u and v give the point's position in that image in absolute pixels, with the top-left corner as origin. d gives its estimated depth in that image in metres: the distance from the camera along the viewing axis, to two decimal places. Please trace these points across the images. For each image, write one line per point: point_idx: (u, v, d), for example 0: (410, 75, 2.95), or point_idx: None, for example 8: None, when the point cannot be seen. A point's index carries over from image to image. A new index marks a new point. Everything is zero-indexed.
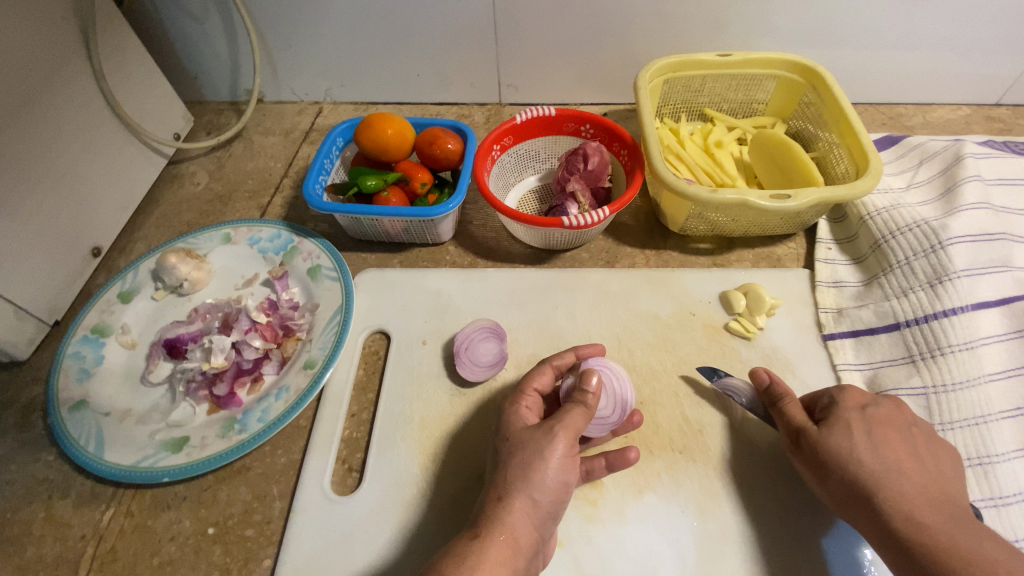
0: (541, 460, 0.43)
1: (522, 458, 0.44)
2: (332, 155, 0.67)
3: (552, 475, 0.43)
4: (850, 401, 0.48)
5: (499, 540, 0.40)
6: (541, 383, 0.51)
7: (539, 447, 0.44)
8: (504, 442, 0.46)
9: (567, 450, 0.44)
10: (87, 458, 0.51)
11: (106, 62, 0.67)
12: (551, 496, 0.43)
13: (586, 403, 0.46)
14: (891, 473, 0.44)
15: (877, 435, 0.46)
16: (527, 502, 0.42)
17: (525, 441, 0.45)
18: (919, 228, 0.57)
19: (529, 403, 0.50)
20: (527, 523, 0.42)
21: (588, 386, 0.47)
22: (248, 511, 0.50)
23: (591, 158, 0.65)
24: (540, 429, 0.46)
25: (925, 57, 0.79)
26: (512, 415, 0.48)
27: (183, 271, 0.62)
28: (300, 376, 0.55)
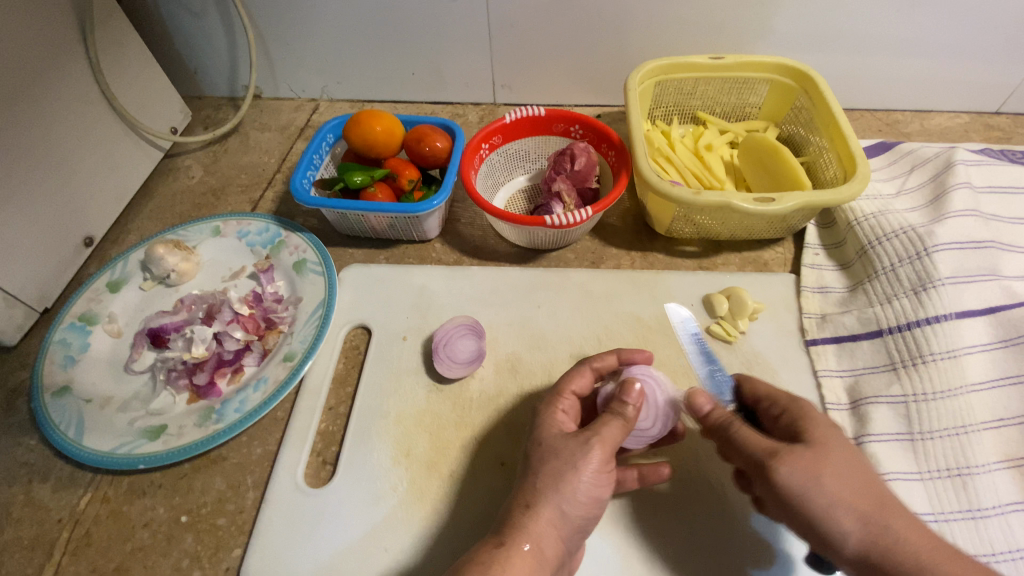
0: (572, 471, 0.43)
1: (553, 468, 0.43)
2: (322, 150, 0.68)
3: (584, 488, 0.43)
4: (818, 413, 0.43)
5: (524, 552, 0.40)
6: (579, 386, 0.50)
7: (574, 459, 0.43)
8: (534, 448, 0.46)
9: (602, 464, 0.43)
10: (66, 443, 0.52)
11: (104, 56, 0.68)
12: (580, 508, 0.43)
13: (625, 416, 0.46)
14: (890, 498, 0.39)
15: (859, 451, 0.41)
16: (554, 513, 0.42)
17: (558, 449, 0.44)
18: (905, 235, 0.56)
19: (566, 408, 0.49)
20: (554, 535, 0.42)
21: (629, 398, 0.46)
22: (221, 501, 0.50)
23: (578, 158, 0.65)
24: (575, 439, 0.45)
25: (923, 63, 0.78)
26: (547, 419, 0.48)
27: (171, 262, 0.63)
28: (279, 368, 0.56)
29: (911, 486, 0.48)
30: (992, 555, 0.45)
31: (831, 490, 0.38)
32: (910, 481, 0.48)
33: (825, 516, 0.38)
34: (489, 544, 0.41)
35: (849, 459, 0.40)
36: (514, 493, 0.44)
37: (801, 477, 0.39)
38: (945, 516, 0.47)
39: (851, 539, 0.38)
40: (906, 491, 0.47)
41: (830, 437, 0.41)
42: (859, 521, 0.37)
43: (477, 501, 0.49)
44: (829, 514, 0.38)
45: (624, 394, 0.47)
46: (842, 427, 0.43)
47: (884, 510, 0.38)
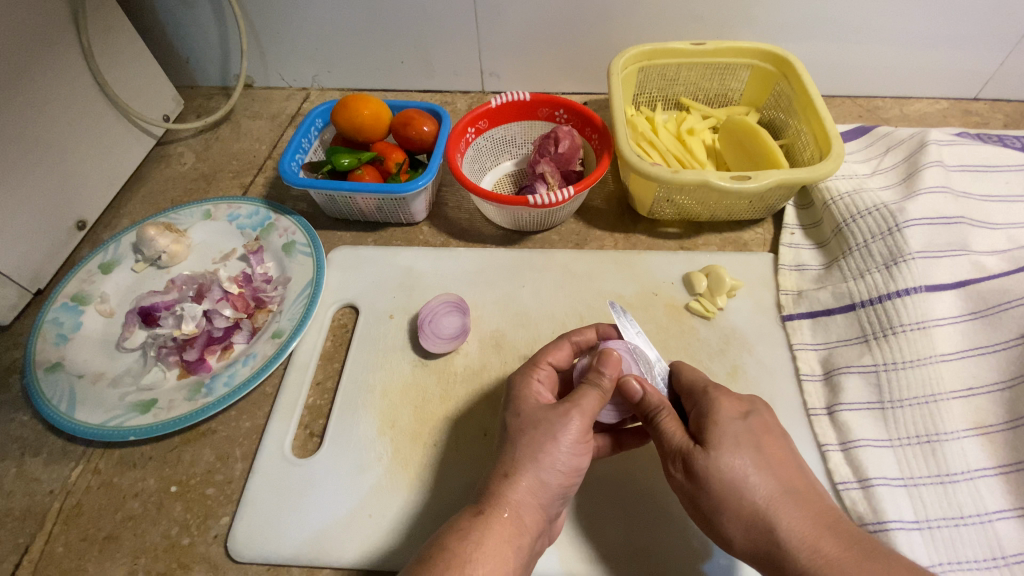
0: (551, 441, 0.43)
1: (533, 437, 0.44)
2: (311, 135, 0.69)
3: (564, 458, 0.44)
4: (728, 407, 0.45)
5: (505, 518, 0.41)
6: (556, 357, 0.52)
7: (553, 428, 0.44)
8: (514, 418, 0.46)
9: (580, 434, 0.44)
10: (58, 416, 0.53)
11: (96, 42, 0.70)
12: (559, 477, 0.44)
13: (600, 387, 0.46)
14: (780, 498, 0.41)
15: (760, 447, 0.43)
16: (535, 482, 0.43)
17: (538, 419, 0.45)
18: (878, 212, 0.57)
19: (542, 377, 0.50)
20: (533, 503, 0.43)
21: (606, 369, 0.46)
22: (210, 471, 0.51)
23: (562, 141, 0.66)
24: (554, 410, 0.45)
25: (902, 49, 0.80)
26: (525, 389, 0.49)
27: (161, 244, 0.64)
28: (268, 345, 0.57)
29: (882, 453, 0.49)
30: (959, 518, 0.46)
31: (716, 494, 0.42)
32: (880, 448, 0.49)
33: (716, 513, 0.42)
34: (469, 512, 0.42)
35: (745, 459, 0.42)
36: (496, 462, 0.45)
37: (697, 480, 0.43)
38: (914, 481, 0.48)
39: (737, 534, 0.42)
40: (875, 456, 0.49)
41: (731, 434, 0.43)
42: (743, 521, 0.41)
43: (460, 470, 0.51)
44: (717, 511, 0.42)
45: (601, 363, 0.46)
46: (746, 421, 0.44)
47: (770, 509, 0.41)
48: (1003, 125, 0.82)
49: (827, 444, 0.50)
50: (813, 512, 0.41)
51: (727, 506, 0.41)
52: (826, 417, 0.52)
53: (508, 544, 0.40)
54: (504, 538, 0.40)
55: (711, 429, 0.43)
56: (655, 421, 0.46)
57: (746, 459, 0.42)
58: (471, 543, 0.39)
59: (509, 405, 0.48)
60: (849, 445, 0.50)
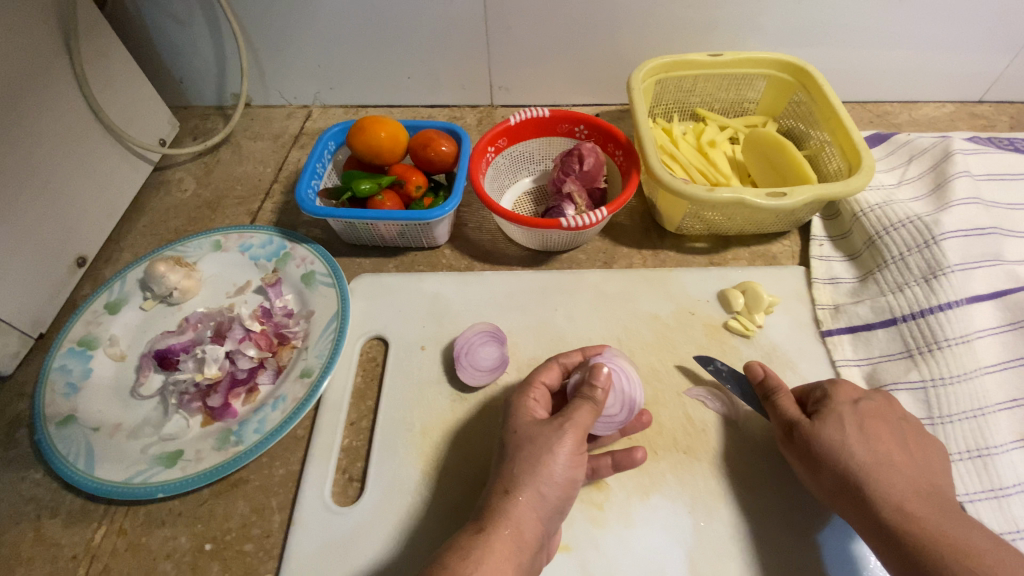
0: (548, 455, 0.43)
1: (530, 451, 0.43)
2: (324, 159, 0.66)
3: (560, 471, 0.43)
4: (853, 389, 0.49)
5: (503, 535, 0.40)
6: (549, 377, 0.50)
7: (548, 443, 0.43)
8: (510, 435, 0.46)
9: (574, 448, 0.44)
10: (77, 475, 0.50)
11: (88, 66, 0.66)
12: (557, 490, 0.43)
13: (594, 400, 0.45)
14: (882, 463, 0.44)
15: (905, 435, 0.47)
16: (534, 496, 0.42)
17: (533, 434, 0.44)
18: (912, 224, 0.57)
19: (538, 397, 0.48)
20: (533, 518, 0.42)
21: (599, 381, 0.46)
22: (246, 525, 0.49)
23: (586, 158, 0.64)
24: (548, 423, 0.45)
25: (912, 55, 0.80)
26: (519, 407, 0.47)
27: (172, 280, 0.61)
28: (297, 385, 0.54)
29: None
30: (1017, 532, 0.46)
31: (822, 454, 0.46)
32: None
33: (877, 478, 0.44)
34: (469, 529, 0.41)
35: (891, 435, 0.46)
36: (494, 477, 0.44)
37: (845, 447, 0.45)
38: (970, 497, 0.48)
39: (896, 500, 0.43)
40: None
41: (880, 418, 0.47)
42: (903, 487, 0.43)
43: None
44: (871, 477, 0.44)
45: (592, 377, 0.46)
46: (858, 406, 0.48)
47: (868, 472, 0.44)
48: (1008, 128, 0.83)
49: None
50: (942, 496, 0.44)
51: (827, 464, 0.45)
52: None
53: (508, 561, 0.39)
54: (503, 555, 0.39)
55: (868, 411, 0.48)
56: (772, 399, 0.50)
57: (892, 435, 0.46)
58: (470, 563, 0.38)
59: (505, 422, 0.47)
60: None
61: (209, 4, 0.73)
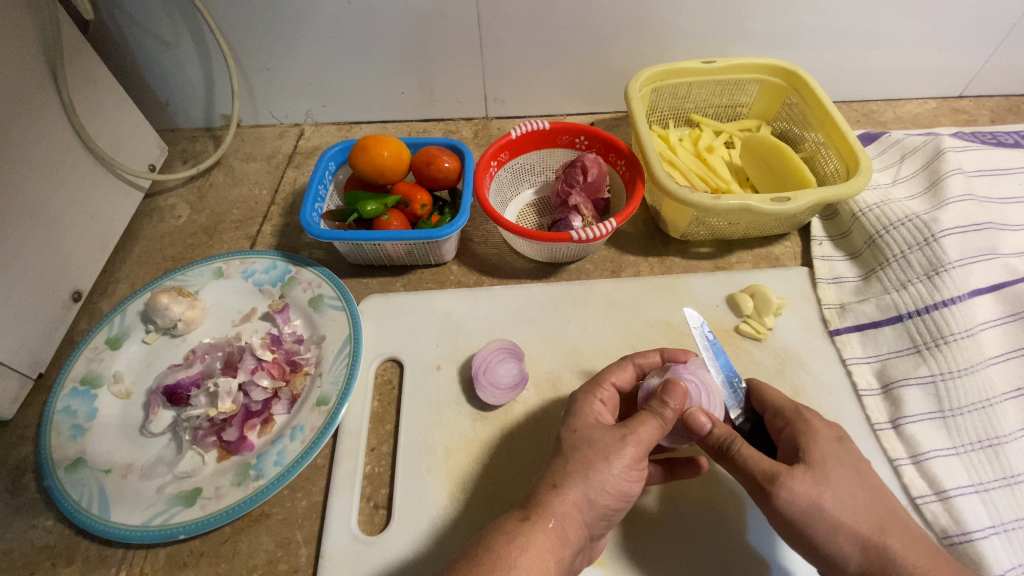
0: (603, 462, 0.42)
1: (586, 455, 0.43)
2: (326, 180, 0.66)
3: (614, 480, 0.42)
4: (822, 428, 0.44)
5: (548, 529, 0.40)
6: (619, 379, 0.50)
7: (606, 450, 0.42)
8: (569, 435, 0.45)
9: (634, 461, 0.42)
10: (92, 521, 0.48)
11: (76, 94, 0.64)
12: (608, 499, 0.42)
13: (662, 416, 0.44)
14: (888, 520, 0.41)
15: (860, 468, 0.42)
16: (581, 498, 0.41)
17: (592, 439, 0.44)
18: (911, 222, 0.59)
19: (604, 399, 0.48)
20: (578, 519, 0.41)
21: (671, 400, 0.44)
22: (272, 561, 0.48)
23: (590, 169, 0.65)
24: (611, 432, 0.44)
25: (896, 54, 0.82)
26: (584, 408, 0.47)
27: (176, 311, 0.59)
28: (314, 414, 0.53)
29: (950, 462, 0.50)
30: None
31: (833, 514, 0.40)
32: (947, 456, 0.50)
33: (828, 541, 0.40)
34: (514, 517, 0.41)
35: (844, 481, 0.41)
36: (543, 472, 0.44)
37: (802, 506, 0.40)
38: (984, 486, 0.49)
39: (852, 557, 0.40)
40: (946, 467, 0.50)
41: (833, 457, 0.42)
42: (860, 545, 0.40)
43: None
44: (829, 537, 0.40)
45: (666, 394, 0.45)
46: (842, 443, 0.43)
47: (883, 530, 0.40)
48: (989, 121, 0.87)
49: (898, 458, 0.51)
50: (917, 534, 0.41)
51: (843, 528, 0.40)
52: (892, 431, 0.53)
53: (550, 554, 0.39)
54: (547, 548, 0.39)
55: (808, 453, 0.42)
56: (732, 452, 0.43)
57: (847, 482, 0.41)
58: (517, 548, 0.39)
59: (566, 421, 0.47)
60: (920, 457, 0.50)
61: (196, 25, 0.72)
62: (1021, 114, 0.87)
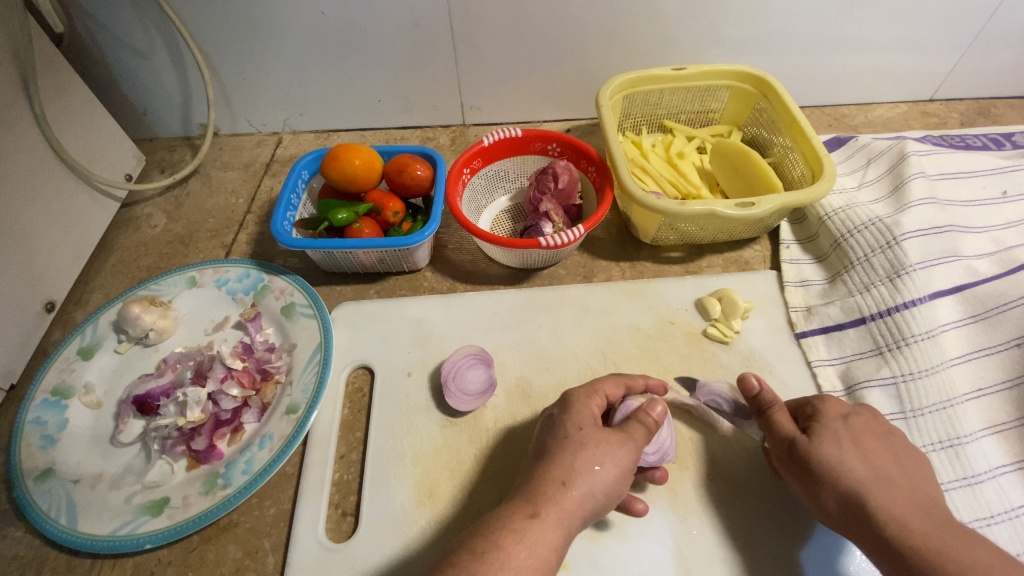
0: (605, 462, 0.44)
1: (592, 453, 0.44)
2: (298, 189, 0.66)
3: (610, 482, 0.44)
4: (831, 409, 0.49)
5: (554, 524, 0.41)
6: (612, 391, 0.51)
7: (611, 452, 0.44)
8: (574, 432, 0.46)
9: (630, 463, 0.45)
10: (60, 531, 0.48)
11: (48, 106, 0.64)
12: (602, 496, 0.43)
13: (647, 425, 0.47)
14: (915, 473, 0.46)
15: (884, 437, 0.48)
16: (586, 495, 0.43)
17: (595, 439, 0.45)
18: (874, 226, 0.60)
19: (598, 406, 0.49)
20: (578, 514, 0.42)
21: (657, 414, 0.48)
22: (239, 570, 0.48)
23: (561, 176, 0.65)
24: (611, 434, 0.46)
25: (866, 59, 0.83)
26: (584, 408, 0.48)
27: (148, 321, 0.59)
28: (283, 423, 0.53)
29: None
30: (990, 517, 0.48)
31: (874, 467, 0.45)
32: None
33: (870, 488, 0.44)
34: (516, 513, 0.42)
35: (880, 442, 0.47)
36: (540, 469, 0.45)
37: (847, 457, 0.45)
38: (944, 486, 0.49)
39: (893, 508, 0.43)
40: None
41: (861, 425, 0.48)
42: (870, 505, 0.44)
43: None
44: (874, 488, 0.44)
45: (651, 408, 0.48)
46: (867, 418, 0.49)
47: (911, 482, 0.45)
48: (959, 124, 0.88)
49: None
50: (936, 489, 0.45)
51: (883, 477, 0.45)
52: None
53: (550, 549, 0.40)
54: (552, 545, 0.40)
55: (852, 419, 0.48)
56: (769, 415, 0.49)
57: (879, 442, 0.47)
58: (493, 545, 0.39)
59: (564, 419, 0.48)
60: None
61: (170, 34, 0.72)
62: (990, 117, 0.89)
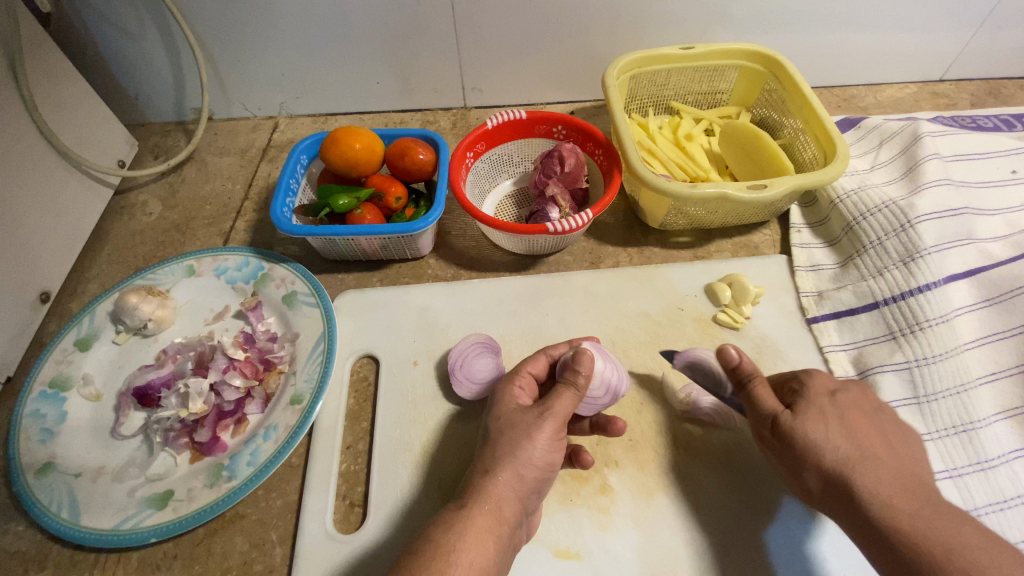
0: (527, 439, 0.43)
1: (510, 436, 0.44)
2: (297, 174, 0.64)
3: (539, 454, 0.43)
4: (819, 381, 0.47)
5: (485, 508, 0.40)
6: (535, 367, 0.50)
7: (528, 428, 0.44)
8: (493, 421, 0.46)
9: (554, 433, 0.44)
10: (62, 526, 0.48)
11: (37, 91, 0.62)
12: (537, 472, 0.43)
13: (576, 386, 0.45)
14: (860, 456, 0.43)
15: (847, 417, 0.45)
16: (513, 476, 0.42)
17: (514, 421, 0.45)
18: (888, 209, 0.59)
19: (522, 385, 0.49)
20: (512, 494, 0.42)
21: (581, 368, 0.45)
22: (247, 562, 0.48)
23: (567, 159, 0.64)
24: (529, 411, 0.45)
25: (876, 39, 0.82)
26: (503, 394, 0.48)
27: (146, 311, 0.58)
28: (288, 413, 0.52)
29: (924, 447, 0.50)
30: (1005, 502, 0.48)
31: (810, 448, 0.44)
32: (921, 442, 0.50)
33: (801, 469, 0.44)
34: (452, 506, 0.41)
35: (824, 424, 0.44)
36: (476, 459, 0.45)
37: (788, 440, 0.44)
38: (958, 471, 0.49)
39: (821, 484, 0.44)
40: None
41: (819, 405, 0.45)
42: (829, 475, 0.43)
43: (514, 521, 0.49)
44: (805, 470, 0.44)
45: (576, 363, 0.46)
46: (836, 395, 0.46)
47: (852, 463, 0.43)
48: (968, 105, 0.87)
49: None
50: (887, 470, 0.42)
51: (812, 459, 0.43)
52: None
53: (490, 533, 0.39)
54: (485, 527, 0.40)
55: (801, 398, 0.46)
56: (750, 389, 0.47)
57: (825, 423, 0.44)
58: (454, 535, 0.39)
59: (489, 410, 0.48)
60: None
61: (161, 14, 0.69)
62: (1000, 98, 0.87)
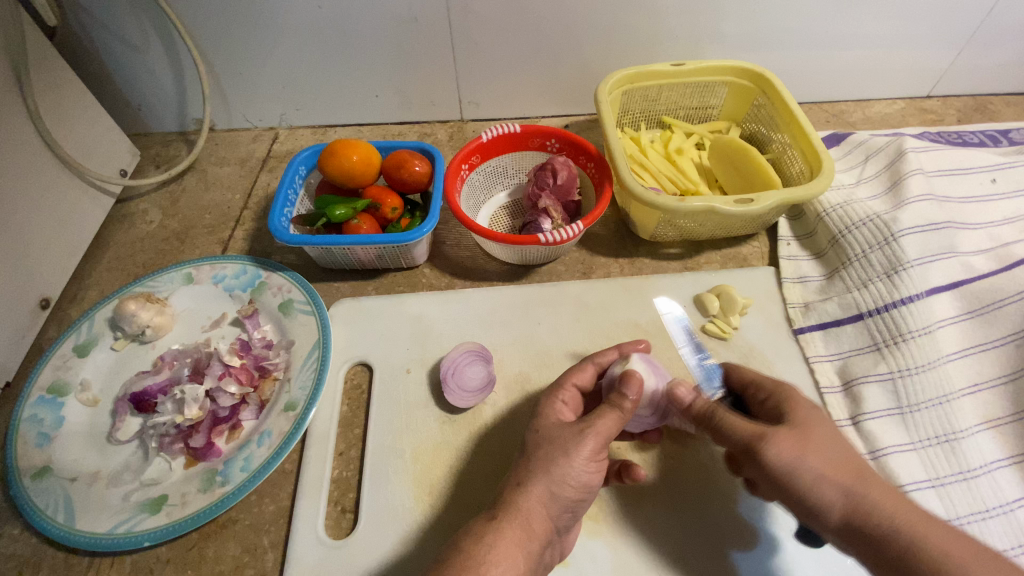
0: (565, 458, 0.43)
1: (547, 452, 0.44)
2: (295, 184, 0.66)
3: (576, 473, 0.43)
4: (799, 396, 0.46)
5: (515, 522, 0.41)
6: (579, 379, 0.51)
7: (567, 445, 0.44)
8: (530, 434, 0.47)
9: (594, 452, 0.44)
10: (57, 530, 0.48)
11: (41, 101, 0.63)
12: (569, 491, 0.43)
13: (622, 408, 0.45)
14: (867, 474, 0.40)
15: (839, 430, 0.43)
16: (545, 492, 0.42)
17: (552, 437, 0.45)
18: (872, 222, 0.61)
19: (567, 399, 0.49)
20: (543, 511, 0.42)
21: (628, 391, 0.46)
22: (239, 567, 0.48)
23: (560, 172, 0.66)
24: (570, 427, 0.45)
25: (865, 56, 0.83)
26: (547, 408, 0.48)
27: (144, 318, 0.59)
28: (281, 420, 0.53)
29: (907, 457, 0.51)
30: (986, 512, 0.48)
31: (814, 468, 0.40)
32: (905, 452, 0.51)
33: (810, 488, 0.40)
34: (482, 516, 0.42)
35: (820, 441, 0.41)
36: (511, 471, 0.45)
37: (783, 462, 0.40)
38: (941, 481, 0.50)
39: (834, 507, 0.40)
40: (904, 462, 0.51)
41: (819, 416, 0.43)
42: (842, 495, 0.39)
43: None
44: (813, 489, 0.40)
45: (624, 387, 0.46)
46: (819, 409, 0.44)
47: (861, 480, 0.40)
48: (955, 121, 0.89)
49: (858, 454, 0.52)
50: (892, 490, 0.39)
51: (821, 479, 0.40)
52: (852, 428, 0.53)
53: (519, 545, 0.40)
54: (517, 541, 0.40)
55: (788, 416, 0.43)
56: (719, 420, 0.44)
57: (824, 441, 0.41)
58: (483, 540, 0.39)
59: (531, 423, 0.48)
60: (879, 453, 0.51)
61: (163, 27, 0.71)
62: (987, 114, 0.89)
